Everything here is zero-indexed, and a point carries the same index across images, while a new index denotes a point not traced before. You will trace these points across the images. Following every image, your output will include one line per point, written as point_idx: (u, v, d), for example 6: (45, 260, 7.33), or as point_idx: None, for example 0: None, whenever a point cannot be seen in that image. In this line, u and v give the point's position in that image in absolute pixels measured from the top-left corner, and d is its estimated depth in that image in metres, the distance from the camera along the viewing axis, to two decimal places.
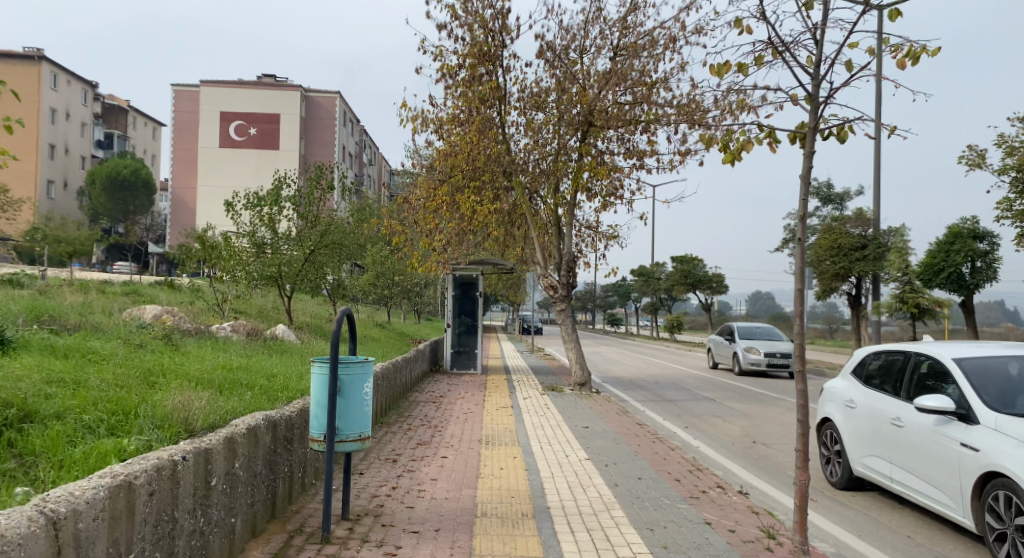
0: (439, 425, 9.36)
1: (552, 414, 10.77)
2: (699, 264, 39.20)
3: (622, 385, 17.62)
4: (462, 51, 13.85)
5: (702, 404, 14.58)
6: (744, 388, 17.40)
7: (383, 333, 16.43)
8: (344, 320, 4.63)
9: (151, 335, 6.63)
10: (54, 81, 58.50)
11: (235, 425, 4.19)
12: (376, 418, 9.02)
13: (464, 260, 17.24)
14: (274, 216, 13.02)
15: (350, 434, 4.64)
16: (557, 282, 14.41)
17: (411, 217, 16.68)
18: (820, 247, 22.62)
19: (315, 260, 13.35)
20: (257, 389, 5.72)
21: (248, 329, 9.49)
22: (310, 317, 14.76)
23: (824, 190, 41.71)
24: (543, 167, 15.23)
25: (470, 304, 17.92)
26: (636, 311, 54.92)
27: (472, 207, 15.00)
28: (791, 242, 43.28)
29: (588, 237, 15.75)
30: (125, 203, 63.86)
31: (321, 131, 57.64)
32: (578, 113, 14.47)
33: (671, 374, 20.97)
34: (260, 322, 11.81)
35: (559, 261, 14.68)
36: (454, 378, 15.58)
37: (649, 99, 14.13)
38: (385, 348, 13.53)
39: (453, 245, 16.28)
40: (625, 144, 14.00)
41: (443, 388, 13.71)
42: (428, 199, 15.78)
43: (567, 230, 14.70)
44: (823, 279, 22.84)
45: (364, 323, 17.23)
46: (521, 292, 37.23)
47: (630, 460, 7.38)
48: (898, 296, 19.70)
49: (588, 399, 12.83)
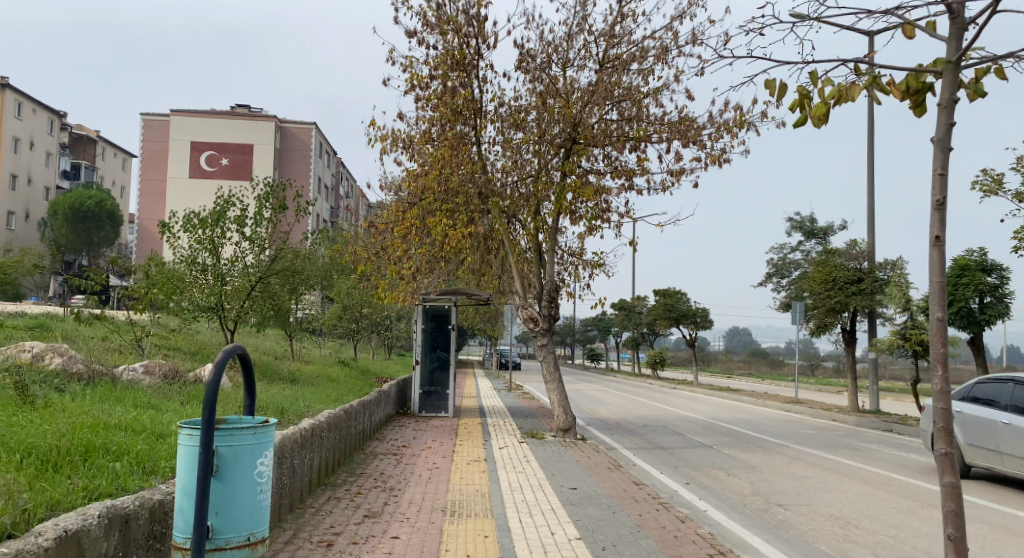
0: (397, 488, 7.79)
1: (532, 470, 9.23)
2: (683, 298, 37.94)
3: (608, 430, 16.07)
4: (433, 61, 12.55)
5: (697, 452, 13.16)
6: (739, 433, 16.02)
7: (343, 372, 14.79)
8: (231, 353, 3.15)
9: (7, 383, 5.05)
10: (17, 110, 56.82)
11: (38, 534, 2.73)
12: (319, 481, 7.46)
13: (435, 290, 15.72)
14: (217, 240, 11.37)
15: (235, 531, 3.12)
16: (537, 313, 12.93)
17: (378, 244, 15.16)
18: (813, 280, 21.32)
19: (263, 290, 11.81)
20: (131, 457, 4.16)
21: (168, 370, 7.87)
22: (261, 355, 13.16)
23: (807, 224, 40.91)
24: (523, 189, 13.96)
25: (443, 339, 16.34)
26: (616, 346, 53.55)
27: (444, 231, 13.57)
28: (775, 276, 42.29)
29: (571, 265, 14.37)
30: (88, 234, 61.75)
31: (295, 161, 56.23)
32: (561, 130, 13.13)
33: (658, 417, 19.45)
34: (192, 361, 10.19)
35: (539, 291, 13.27)
36: (422, 422, 14.01)
37: (639, 115, 12.96)
38: (343, 390, 11.94)
39: (423, 273, 14.80)
40: (612, 162, 12.72)
41: (408, 435, 12.12)
42: (395, 223, 14.35)
43: (549, 256, 13.31)
44: (817, 313, 21.52)
45: (324, 360, 15.63)
46: (498, 326, 35.66)
47: (634, 540, 5.88)
48: (900, 331, 18.37)
49: (572, 448, 11.36)
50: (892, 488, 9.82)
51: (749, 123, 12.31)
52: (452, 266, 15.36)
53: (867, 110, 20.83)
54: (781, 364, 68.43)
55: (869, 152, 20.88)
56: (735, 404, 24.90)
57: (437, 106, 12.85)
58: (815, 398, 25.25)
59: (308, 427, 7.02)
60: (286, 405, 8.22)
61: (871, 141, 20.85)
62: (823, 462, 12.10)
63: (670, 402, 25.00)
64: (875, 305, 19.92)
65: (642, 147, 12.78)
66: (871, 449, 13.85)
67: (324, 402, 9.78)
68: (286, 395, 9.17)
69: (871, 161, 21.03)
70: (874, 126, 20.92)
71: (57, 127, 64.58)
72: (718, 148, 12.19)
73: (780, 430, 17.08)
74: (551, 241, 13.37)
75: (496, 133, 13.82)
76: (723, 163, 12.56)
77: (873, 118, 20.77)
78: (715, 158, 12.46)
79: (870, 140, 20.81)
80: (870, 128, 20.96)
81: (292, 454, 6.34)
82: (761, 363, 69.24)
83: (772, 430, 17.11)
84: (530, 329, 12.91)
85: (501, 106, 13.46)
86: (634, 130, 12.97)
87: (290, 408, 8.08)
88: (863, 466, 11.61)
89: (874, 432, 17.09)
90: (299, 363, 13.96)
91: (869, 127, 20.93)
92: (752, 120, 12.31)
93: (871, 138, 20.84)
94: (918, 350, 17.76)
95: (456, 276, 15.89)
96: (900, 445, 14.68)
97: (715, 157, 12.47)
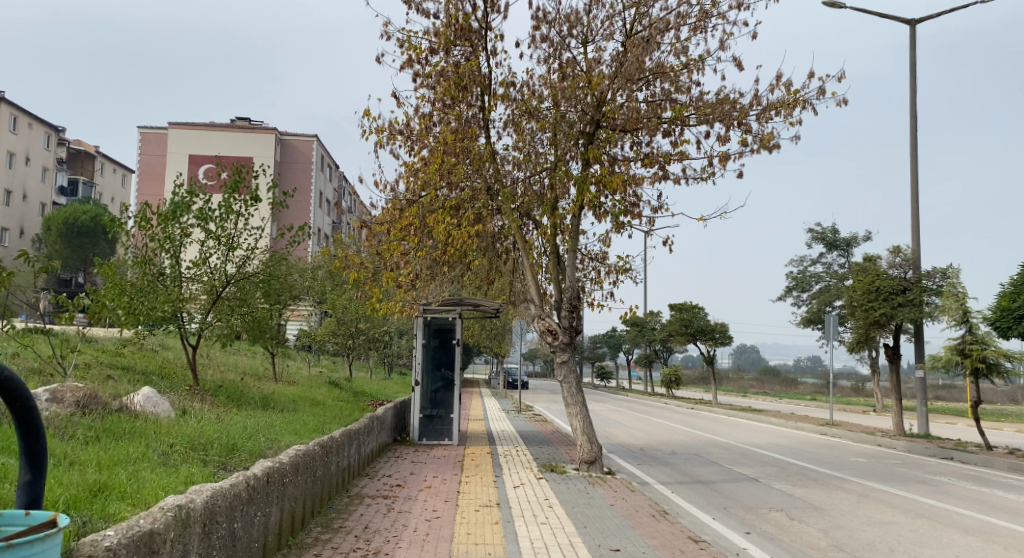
0: (384, 552, 5.91)
1: (557, 521, 7.30)
2: (700, 313, 36.01)
3: (635, 459, 14.15)
4: (435, 31, 10.78)
5: (744, 489, 11.22)
6: (783, 463, 14.07)
7: (333, 394, 12.91)
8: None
9: None
10: (14, 124, 55.83)
11: None
12: (279, 545, 5.59)
13: (437, 299, 13.87)
14: (176, 237, 9.49)
15: None
16: (556, 324, 11.02)
17: (373, 247, 13.34)
18: (853, 290, 19.34)
19: (232, 297, 9.94)
20: None
21: (85, 395, 5.93)
22: (234, 376, 11.31)
23: (829, 235, 38.99)
24: (540, 184, 12.21)
25: (446, 356, 14.55)
26: (628, 364, 51.61)
27: (447, 232, 11.83)
28: (795, 289, 40.37)
29: (592, 270, 12.57)
30: (84, 250, 60.31)
31: (295, 175, 54.71)
32: (583, 111, 11.36)
33: (686, 442, 17.54)
34: (136, 383, 8.30)
35: (557, 300, 11.42)
36: (422, 452, 12.09)
37: (673, 94, 11.16)
38: (328, 415, 10.06)
39: (423, 281, 13.00)
40: (642, 148, 10.92)
41: (404, 470, 10.19)
42: (392, 223, 12.62)
43: (570, 259, 11.43)
44: (857, 327, 19.55)
45: (312, 381, 13.75)
46: (505, 344, 33.78)
47: None
48: (957, 347, 16.42)
49: (602, 488, 9.44)
50: (1006, 540, 7.85)
51: (805, 102, 10.46)
52: (457, 273, 13.50)
53: (909, 105, 19.00)
54: (796, 381, 66.22)
55: (912, 151, 19.04)
56: (765, 427, 22.96)
57: (439, 83, 11.03)
58: (852, 419, 23.25)
59: (259, 474, 5.19)
60: (242, 439, 6.33)
61: (913, 139, 19.02)
62: (899, 502, 10.15)
63: (693, 424, 23.06)
64: (924, 319, 17.98)
65: (677, 129, 10.95)
66: (944, 482, 11.89)
67: (298, 434, 7.86)
68: (248, 424, 7.28)
69: (915, 161, 19.17)
70: (916, 122, 19.12)
71: (56, 142, 63.46)
72: (769, 131, 10.31)
73: (828, 459, 15.12)
74: (570, 240, 11.44)
75: (508, 119, 12.04)
76: (773, 149, 10.72)
77: (916, 113, 18.95)
78: (764, 142, 10.62)
79: (913, 138, 19.00)
80: (913, 125, 19.15)
81: (230, 514, 4.48)
82: (775, 381, 67.03)
83: (818, 459, 15.13)
84: (548, 343, 11.00)
85: (513, 86, 11.68)
86: (667, 110, 11.15)
87: (248, 444, 6.17)
88: (949, 508, 9.67)
89: (932, 461, 15.10)
90: (281, 384, 12.08)
91: (912, 124, 19.11)
92: (807, 98, 10.48)
93: (913, 135, 19.02)
94: (979, 368, 15.78)
95: (461, 284, 14.06)
96: (974, 478, 12.69)
97: (762, 142, 10.64)
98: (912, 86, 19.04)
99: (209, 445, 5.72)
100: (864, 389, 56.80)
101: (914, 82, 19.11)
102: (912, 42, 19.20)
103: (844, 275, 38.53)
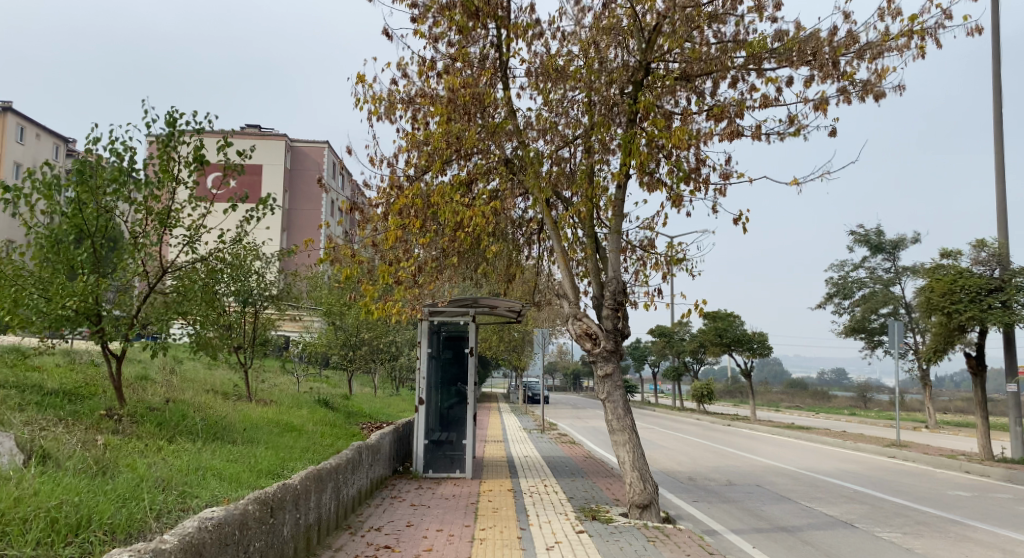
0: None
1: None
2: (736, 321, 33.32)
3: (690, 495, 11.59)
4: None
5: (842, 540, 8.67)
6: (872, 499, 11.45)
7: (318, 415, 10.48)
8: None
9: None
10: (20, 134, 54.32)
11: None
12: None
13: (445, 298, 11.35)
14: (101, 214, 6.71)
15: None
16: (595, 325, 8.51)
17: (369, 236, 10.85)
18: (931, 291, 16.62)
19: (168, 290, 7.49)
20: None
21: None
22: (187, 397, 8.94)
23: (873, 237, 36.18)
24: (569, 157, 10.12)
25: (459, 370, 12.13)
26: (655, 378, 48.85)
27: (456, 214, 9.78)
28: (836, 296, 37.58)
29: (636, 261, 10.12)
30: None
31: (307, 183, 52.75)
32: (625, 56, 9.03)
33: (741, 470, 14.93)
34: (21, 408, 5.93)
35: (597, 295, 8.89)
36: (425, 491, 9.59)
37: (744, 30, 8.72)
38: (299, 447, 7.63)
39: (429, 276, 10.55)
40: (706, 97, 8.49)
41: (398, 521, 7.65)
42: (390, 202, 10.42)
43: (612, 242, 8.77)
44: (936, 333, 16.81)
45: (296, 400, 11.31)
46: (524, 356, 31.25)
47: None
48: None
49: (669, 548, 6.91)
50: None
51: (924, 32, 7.90)
52: (468, 265, 10.97)
53: (993, 75, 16.37)
54: (830, 395, 62.83)
55: (998, 128, 16.40)
56: (823, 449, 20.23)
57: (445, 16, 8.66)
58: (922, 441, 20.45)
59: None
60: (113, 502, 3.89)
61: (999, 114, 16.38)
62: None
63: (740, 446, 20.41)
64: (1019, 323, 15.26)
65: (752, 72, 8.47)
66: None
67: (237, 483, 5.39)
68: (151, 474, 4.79)
69: (999, 141, 16.50)
70: (1001, 96, 16.49)
71: (65, 154, 61.93)
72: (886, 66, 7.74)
73: (920, 492, 12.46)
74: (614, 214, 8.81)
75: (531, 72, 9.80)
76: (879, 96, 8.23)
77: (1001, 86, 16.35)
78: (880, 77, 7.92)
79: (997, 113, 16.36)
80: (998, 98, 16.49)
81: None
82: (807, 394, 63.82)
83: (909, 491, 12.48)
84: (587, 350, 8.44)
85: (540, 27, 9.32)
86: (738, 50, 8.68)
87: (115, 513, 3.73)
88: None
89: None
90: (250, 406, 9.61)
91: (996, 96, 16.49)
92: (926, 28, 7.95)
93: (996, 109, 16.37)
94: None
95: (476, 282, 11.65)
96: None
97: (865, 87, 8.14)
98: (996, 54, 16.42)
99: (21, 532, 3.33)
100: (905, 401, 53.43)
101: (996, 49, 16.49)
102: (993, 6, 16.56)
103: (890, 280, 36.07)
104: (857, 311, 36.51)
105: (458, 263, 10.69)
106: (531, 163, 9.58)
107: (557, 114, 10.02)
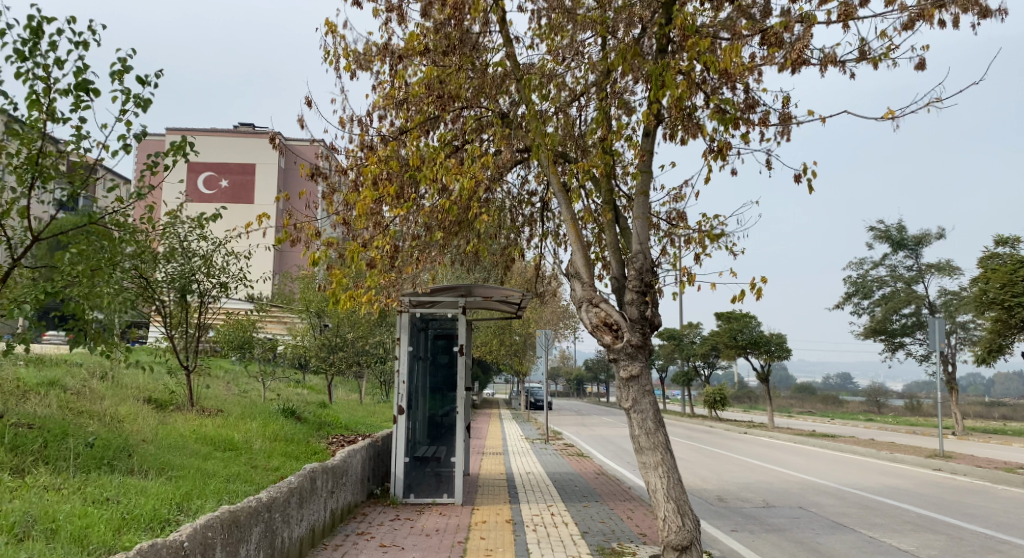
0: None
1: None
2: (753, 322, 31.17)
3: (726, 524, 9.64)
4: None
5: None
6: (948, 529, 9.53)
7: (275, 427, 8.59)
8: None
9: None
10: None
11: None
12: None
13: (428, 286, 9.38)
14: None
15: None
16: (616, 313, 6.57)
17: (337, 208, 8.91)
18: (989, 283, 14.66)
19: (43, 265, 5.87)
20: None
21: None
22: (100, 406, 7.10)
23: (894, 234, 34.21)
24: (581, 108, 8.21)
25: (448, 373, 10.11)
26: (662, 383, 46.82)
27: (437, 175, 7.89)
28: (856, 295, 35.62)
29: (662, 237, 8.23)
30: None
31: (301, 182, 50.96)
32: None
33: (775, 487, 12.98)
34: None
35: (619, 275, 6.96)
36: (402, 525, 7.64)
37: None
38: (225, 473, 5.71)
39: (409, 258, 8.63)
40: (756, 18, 6.62)
41: None
42: (362, 165, 8.52)
43: (637, 207, 6.79)
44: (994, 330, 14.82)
45: (252, 409, 9.40)
46: (526, 360, 29.31)
47: None
48: None
49: None
50: None
51: None
52: (456, 243, 9.07)
53: None
54: (842, 399, 60.74)
55: None
56: (856, 460, 18.25)
57: None
58: (966, 452, 18.45)
59: None
60: None
61: None
62: None
63: (765, 458, 18.45)
64: None
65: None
66: None
67: (78, 545, 3.50)
68: None
69: None
70: None
71: None
72: None
73: (996, 516, 10.51)
74: (640, 165, 6.79)
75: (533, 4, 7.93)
76: (985, 13, 6.35)
77: None
78: None
79: None
80: None
81: None
82: (817, 399, 61.79)
83: (984, 516, 10.53)
84: (606, 345, 6.52)
85: None
86: None
87: None
88: None
89: None
90: (184, 418, 7.72)
91: None
92: None
93: None
94: None
95: (469, 263, 9.71)
96: None
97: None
98: None
99: None
100: (921, 406, 51.31)
101: None
102: None
103: (913, 278, 34.10)
104: (878, 311, 34.54)
105: (444, 240, 8.80)
106: (531, 90, 7.63)
107: (567, 55, 8.07)
